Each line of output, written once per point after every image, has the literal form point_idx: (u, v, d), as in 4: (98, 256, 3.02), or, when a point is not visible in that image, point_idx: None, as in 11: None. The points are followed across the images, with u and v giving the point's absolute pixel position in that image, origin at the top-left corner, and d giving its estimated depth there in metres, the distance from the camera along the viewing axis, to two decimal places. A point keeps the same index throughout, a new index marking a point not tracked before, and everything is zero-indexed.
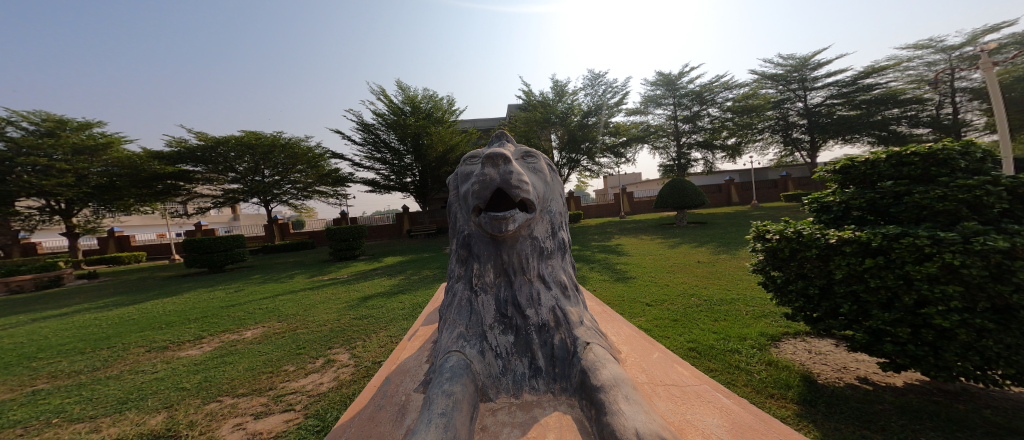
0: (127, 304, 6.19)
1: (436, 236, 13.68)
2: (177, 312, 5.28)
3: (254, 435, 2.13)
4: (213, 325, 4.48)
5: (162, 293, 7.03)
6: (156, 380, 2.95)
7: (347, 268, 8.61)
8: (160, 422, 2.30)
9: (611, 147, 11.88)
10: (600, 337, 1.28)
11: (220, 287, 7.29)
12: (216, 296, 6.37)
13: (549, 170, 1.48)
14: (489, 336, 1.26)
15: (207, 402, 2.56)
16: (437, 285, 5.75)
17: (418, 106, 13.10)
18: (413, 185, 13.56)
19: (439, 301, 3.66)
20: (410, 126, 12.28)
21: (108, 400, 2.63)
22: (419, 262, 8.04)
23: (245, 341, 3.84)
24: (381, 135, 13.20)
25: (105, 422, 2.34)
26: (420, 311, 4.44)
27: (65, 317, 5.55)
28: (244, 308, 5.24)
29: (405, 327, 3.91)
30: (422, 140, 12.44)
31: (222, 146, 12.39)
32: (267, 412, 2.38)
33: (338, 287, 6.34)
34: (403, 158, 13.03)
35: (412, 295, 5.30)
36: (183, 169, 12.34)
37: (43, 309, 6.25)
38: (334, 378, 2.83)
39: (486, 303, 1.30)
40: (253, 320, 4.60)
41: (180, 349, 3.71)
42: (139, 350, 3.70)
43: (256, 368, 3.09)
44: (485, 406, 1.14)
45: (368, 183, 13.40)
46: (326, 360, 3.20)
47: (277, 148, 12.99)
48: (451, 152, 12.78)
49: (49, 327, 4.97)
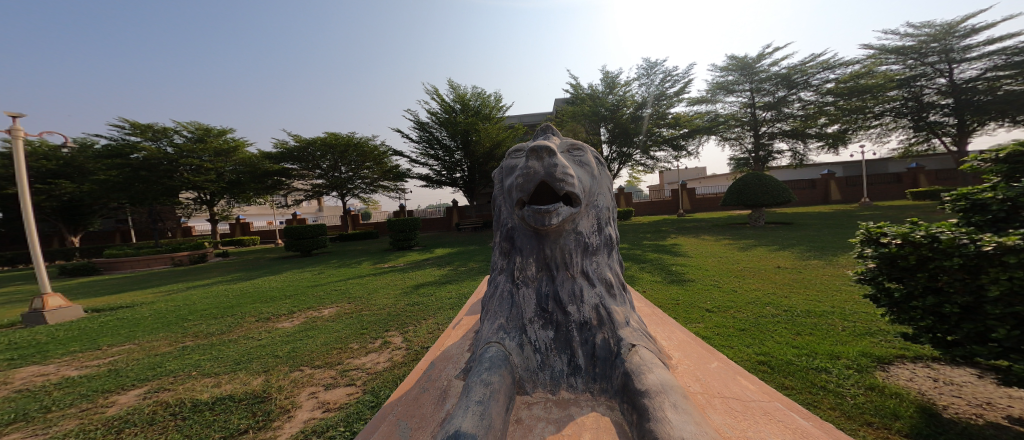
0: (243, 279, 7.18)
1: (482, 230, 14.01)
2: (272, 289, 6.02)
3: (323, 404, 2.34)
4: (302, 301, 5.02)
5: (267, 271, 8.13)
6: (260, 346, 3.37)
7: (404, 257, 9.14)
8: (260, 384, 2.62)
9: (669, 140, 11.33)
10: (647, 340, 1.22)
11: (309, 268, 8.19)
12: (306, 276, 7.15)
13: (596, 164, 1.44)
14: (529, 330, 1.27)
15: (292, 370, 2.86)
16: (483, 277, 5.89)
17: (468, 103, 13.44)
18: (462, 180, 14.02)
19: (485, 292, 3.73)
20: (460, 123, 12.61)
21: (226, 360, 3.05)
22: (465, 255, 8.29)
23: (323, 318, 4.25)
24: (434, 133, 13.72)
25: (223, 379, 2.71)
26: (465, 301, 4.58)
27: (209, 285, 6.74)
28: (323, 289, 5.82)
29: (452, 316, 4.05)
30: (471, 137, 12.72)
31: (311, 147, 13.80)
32: (335, 385, 2.60)
33: (396, 274, 6.78)
34: (453, 154, 13.47)
35: (459, 285, 5.48)
36: (285, 167, 14.01)
37: (195, 278, 7.75)
38: (388, 359, 3.02)
39: (526, 296, 1.31)
40: (330, 300, 5.07)
41: (276, 321, 4.19)
42: (251, 319, 4.26)
43: (329, 343, 3.40)
44: (521, 399, 1.15)
45: (423, 178, 14.08)
46: (383, 341, 3.42)
47: (351, 147, 14.15)
48: (497, 148, 12.96)
49: (196, 293, 6.04)
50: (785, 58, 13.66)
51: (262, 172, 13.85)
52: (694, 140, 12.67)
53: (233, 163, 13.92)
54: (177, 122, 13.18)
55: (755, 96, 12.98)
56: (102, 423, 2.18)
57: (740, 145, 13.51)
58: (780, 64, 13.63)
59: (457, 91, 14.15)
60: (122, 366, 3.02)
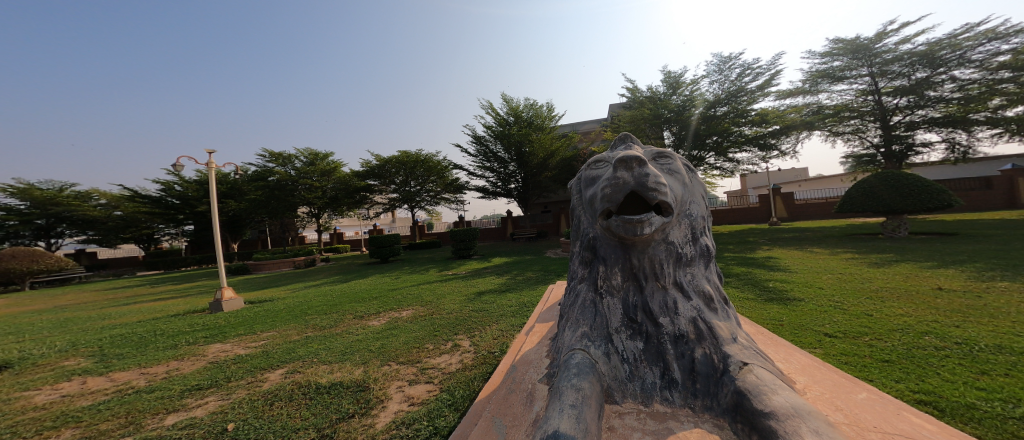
0: (342, 281, 8.17)
1: (538, 240, 14.03)
2: (362, 291, 6.75)
3: (407, 398, 2.53)
4: (386, 303, 5.52)
5: (357, 275, 9.14)
6: (357, 341, 3.78)
7: (465, 265, 9.52)
8: (360, 374, 2.94)
9: (754, 139, 10.02)
10: (760, 359, 1.09)
11: (390, 273, 9.00)
12: (387, 281, 7.85)
13: (686, 171, 1.36)
14: (615, 339, 1.23)
15: (382, 364, 3.16)
16: (541, 286, 5.86)
17: (520, 115, 13.63)
18: (516, 191, 14.22)
19: (550, 300, 3.71)
20: (513, 136, 12.82)
21: (335, 351, 3.48)
22: (523, 264, 8.37)
23: (403, 319, 4.62)
24: (490, 147, 14.00)
25: (335, 367, 3.11)
26: (525, 310, 4.60)
27: (317, 286, 7.82)
28: (401, 292, 6.33)
29: (514, 323, 4.10)
30: (525, 148, 12.91)
31: (388, 165, 15.29)
32: (417, 381, 2.81)
33: (459, 282, 7.09)
34: (507, 166, 13.73)
35: (518, 294, 5.53)
36: (369, 184, 15.69)
37: (309, 279, 9.08)
38: (459, 361, 3.17)
39: (610, 305, 1.28)
40: (406, 303, 5.49)
41: (366, 320, 4.67)
42: (348, 316, 4.81)
43: (409, 342, 3.67)
44: (611, 408, 1.11)
45: (480, 190, 14.59)
46: (453, 344, 3.60)
47: (419, 164, 15.42)
48: (550, 158, 13.10)
49: (311, 291, 7.09)
50: (918, 35, 11.37)
51: (353, 188, 15.73)
52: (788, 137, 11.18)
53: (334, 182, 15.87)
54: (298, 150, 15.78)
55: (878, 80, 10.99)
56: (260, 396, 2.64)
57: (863, 139, 11.49)
58: (908, 40, 11.35)
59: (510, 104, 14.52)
60: (270, 349, 3.64)
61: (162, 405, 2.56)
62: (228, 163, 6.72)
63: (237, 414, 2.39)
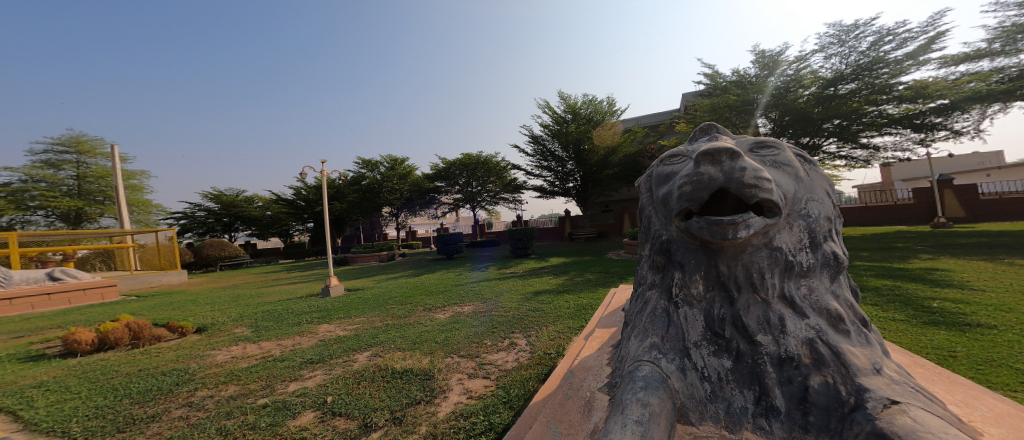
0: (413, 275, 8.79)
1: (597, 241, 13.65)
2: (429, 285, 7.17)
3: (466, 391, 2.60)
4: (449, 297, 5.78)
5: (424, 270, 9.73)
6: (426, 331, 4.00)
7: (522, 264, 9.59)
8: (426, 362, 3.11)
9: (904, 118, 8.16)
10: (909, 397, 0.88)
11: (453, 269, 9.43)
12: (452, 276, 8.23)
13: (798, 164, 1.20)
14: (695, 355, 1.15)
15: (445, 355, 3.30)
16: (599, 288, 5.68)
17: (578, 112, 13.40)
18: (575, 190, 13.93)
19: (613, 304, 3.55)
20: (571, 134, 12.68)
21: (408, 339, 3.75)
22: (582, 265, 8.17)
23: (464, 313, 4.78)
24: (548, 146, 13.91)
25: (408, 355, 3.31)
26: (583, 313, 4.47)
27: (392, 278, 8.56)
28: (462, 288, 6.58)
29: (572, 326, 4.00)
30: (584, 146, 12.70)
31: (452, 167, 16.03)
32: (475, 375, 2.87)
33: (517, 280, 7.15)
34: (566, 165, 13.52)
35: (575, 296, 5.41)
36: (437, 186, 16.65)
37: (387, 272, 9.93)
38: (516, 360, 3.17)
39: (693, 316, 1.20)
40: (466, 298, 5.66)
41: (433, 312, 4.91)
42: (420, 307, 5.16)
43: (470, 337, 3.78)
44: (684, 429, 1.04)
45: (538, 189, 14.63)
46: (509, 342, 3.61)
47: (479, 165, 15.89)
48: (612, 154, 12.71)
49: (395, 282, 7.87)
50: None
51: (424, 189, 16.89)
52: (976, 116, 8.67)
53: (410, 185, 17.29)
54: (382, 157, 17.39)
55: None
56: (351, 375, 2.95)
57: None
58: None
59: (568, 102, 14.31)
60: (360, 333, 4.10)
61: (289, 373, 3.10)
62: (328, 166, 7.66)
63: (335, 388, 2.73)
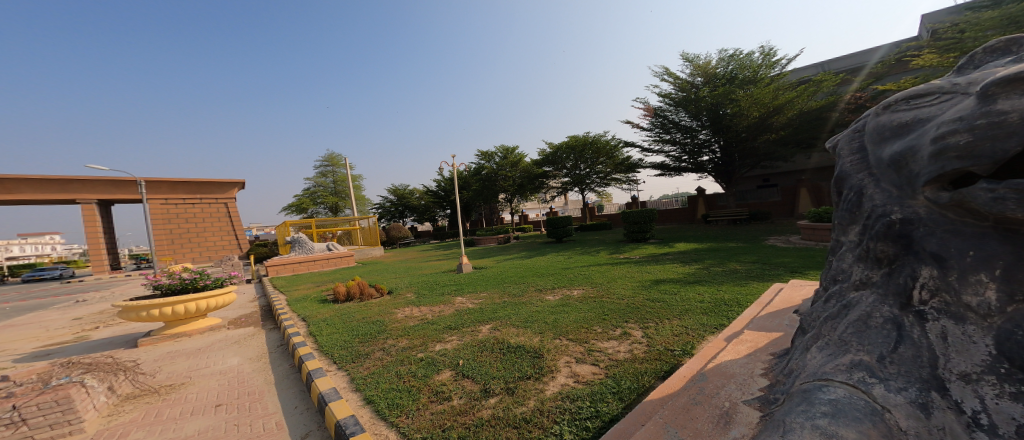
0: (528, 259, 9.41)
1: (744, 223, 11.88)
2: (541, 268, 7.72)
3: (574, 374, 2.92)
4: (560, 281, 6.13)
5: (538, 254, 10.28)
6: (535, 313, 4.56)
7: (639, 249, 9.04)
8: (538, 342, 3.62)
9: None
10: None
11: (567, 253, 9.64)
12: (564, 260, 8.44)
13: None
14: (950, 392, 0.87)
15: (555, 337, 3.69)
16: (748, 281, 4.90)
17: (712, 72, 11.62)
18: (711, 162, 12.53)
19: (767, 304, 3.01)
20: (705, 99, 11.06)
21: (521, 318, 4.43)
22: (721, 252, 7.15)
23: (575, 298, 5.04)
24: (670, 117, 12.50)
25: (521, 332, 4.02)
26: (721, 308, 3.96)
27: (515, 261, 9.38)
28: (575, 272, 6.85)
29: (704, 321, 3.61)
30: (723, 110, 10.96)
31: (559, 152, 15.93)
32: (582, 360, 3.14)
33: (634, 266, 6.82)
34: (697, 135, 12.02)
35: (710, 288, 4.85)
36: (545, 171, 16.79)
37: (506, 255, 10.84)
38: (629, 350, 3.21)
39: (962, 339, 0.89)
40: (575, 284, 5.86)
41: (545, 294, 5.43)
42: (532, 289, 5.87)
43: (579, 321, 4.08)
44: None
45: (659, 166, 13.47)
46: (623, 332, 3.62)
47: (586, 146, 15.45)
48: (775, 115, 10.54)
49: (516, 265, 8.59)
50: None
51: (533, 176, 17.52)
52: None
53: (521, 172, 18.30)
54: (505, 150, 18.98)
55: None
56: (476, 343, 3.88)
57: None
58: None
59: (696, 62, 12.48)
60: (485, 307, 5.19)
61: (435, 336, 4.31)
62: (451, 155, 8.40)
63: (463, 355, 3.63)
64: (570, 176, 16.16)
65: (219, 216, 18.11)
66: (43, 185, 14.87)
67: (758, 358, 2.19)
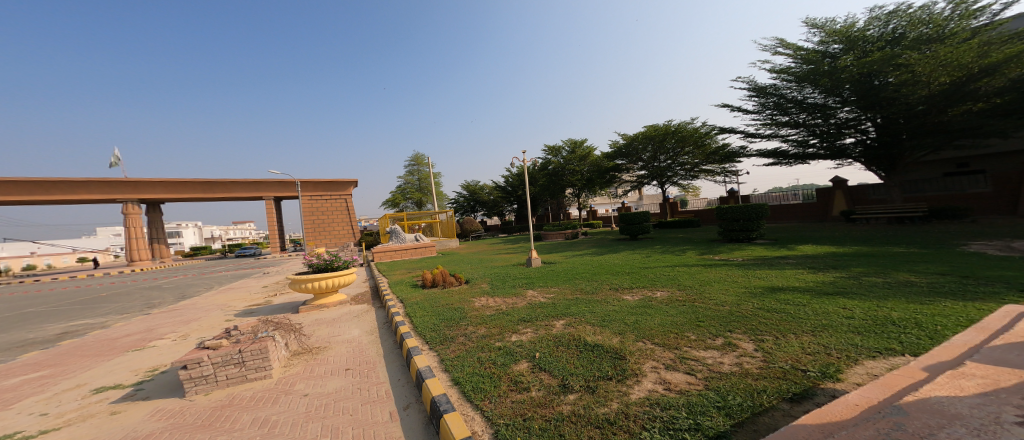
0: (608, 264, 9.58)
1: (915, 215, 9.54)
2: (616, 269, 8.78)
3: (665, 380, 2.92)
4: (640, 280, 7.13)
5: (616, 259, 10.32)
6: (614, 312, 5.18)
7: (741, 250, 8.12)
8: (618, 343, 3.85)
9: None
10: None
11: (650, 259, 9.44)
12: (645, 267, 8.51)
13: None
14: None
15: (637, 339, 3.95)
16: (909, 297, 4.06)
17: (855, 37, 9.68)
18: (854, 148, 10.56)
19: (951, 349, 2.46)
20: (850, 70, 9.15)
21: (598, 316, 5.02)
22: (880, 259, 5.83)
23: (658, 300, 5.55)
24: (789, 95, 10.97)
25: (598, 330, 4.40)
26: (885, 327, 3.40)
27: (595, 266, 9.56)
28: (655, 273, 7.75)
29: (848, 341, 3.23)
30: (879, 81, 9.05)
31: (634, 142, 14.43)
32: (674, 367, 3.15)
33: (736, 270, 6.80)
34: (837, 114, 10.18)
35: (850, 303, 4.20)
36: (617, 164, 15.59)
37: (586, 258, 11.10)
38: (735, 363, 3.12)
39: None
40: (662, 283, 6.68)
41: (623, 293, 6.34)
42: (607, 286, 6.90)
43: (666, 325, 4.29)
44: None
45: (775, 153, 11.76)
46: (726, 342, 3.60)
47: (669, 135, 13.65)
48: (973, 80, 8.09)
49: (597, 270, 8.77)
50: None
51: (602, 169, 16.28)
52: None
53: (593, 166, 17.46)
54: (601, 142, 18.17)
55: None
56: (552, 338, 4.28)
57: None
58: None
59: (828, 27, 10.69)
60: (558, 302, 6.03)
61: (511, 327, 4.90)
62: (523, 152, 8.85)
63: (539, 347, 4.01)
64: (649, 169, 14.75)
65: (343, 209, 21.33)
66: (253, 185, 20.37)
67: (1002, 401, 1.67)
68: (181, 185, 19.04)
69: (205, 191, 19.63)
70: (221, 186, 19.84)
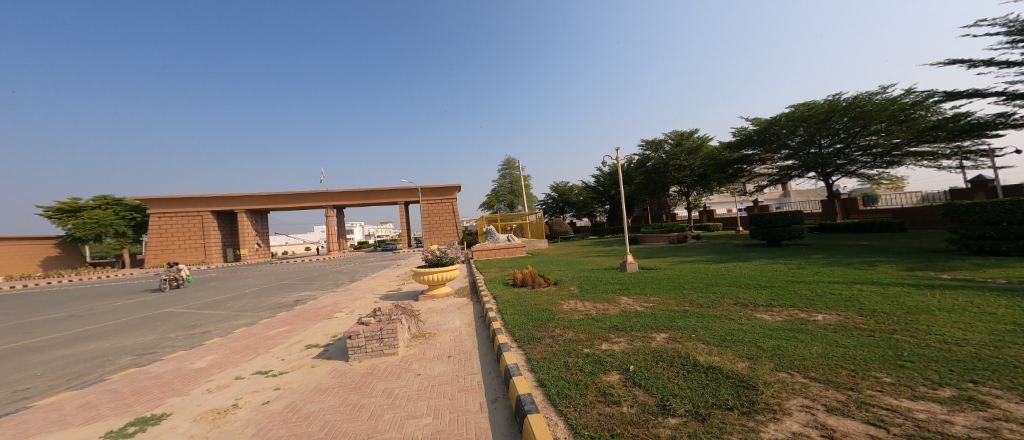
0: (750, 271, 7.92)
1: None
2: (749, 279, 7.02)
3: (825, 428, 1.93)
4: (781, 298, 5.14)
5: (757, 266, 8.53)
6: (739, 332, 3.69)
7: (992, 268, 5.59)
8: (744, 369, 2.74)
9: None
10: None
11: (810, 269, 7.52)
12: (804, 279, 6.68)
13: None
14: None
15: (778, 370, 2.71)
16: None
17: None
18: None
19: None
20: None
21: (714, 334, 3.63)
22: None
23: (816, 324, 3.84)
24: None
25: (715, 350, 3.20)
26: None
27: (728, 272, 7.97)
28: (811, 289, 5.73)
29: None
30: None
31: (775, 125, 11.45)
32: (846, 413, 2.05)
33: (971, 295, 4.65)
34: None
35: None
36: (746, 154, 12.63)
37: (721, 262, 9.54)
38: (984, 430, 1.78)
39: None
40: (820, 305, 4.69)
41: (756, 311, 4.55)
42: (728, 302, 5.09)
43: (832, 358, 2.82)
44: None
45: None
46: (962, 396, 2.12)
47: (835, 112, 10.10)
48: None
49: (743, 277, 7.26)
50: None
51: (724, 162, 13.43)
52: None
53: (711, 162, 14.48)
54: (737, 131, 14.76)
55: None
56: (650, 351, 3.30)
57: None
58: None
59: None
60: (655, 314, 4.59)
61: (601, 334, 3.93)
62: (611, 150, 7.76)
63: (636, 360, 3.11)
64: (800, 158, 11.42)
65: (445, 212, 22.57)
66: (390, 191, 22.92)
67: None
68: (351, 193, 22.31)
69: (355, 197, 22.96)
70: (368, 195, 22.89)
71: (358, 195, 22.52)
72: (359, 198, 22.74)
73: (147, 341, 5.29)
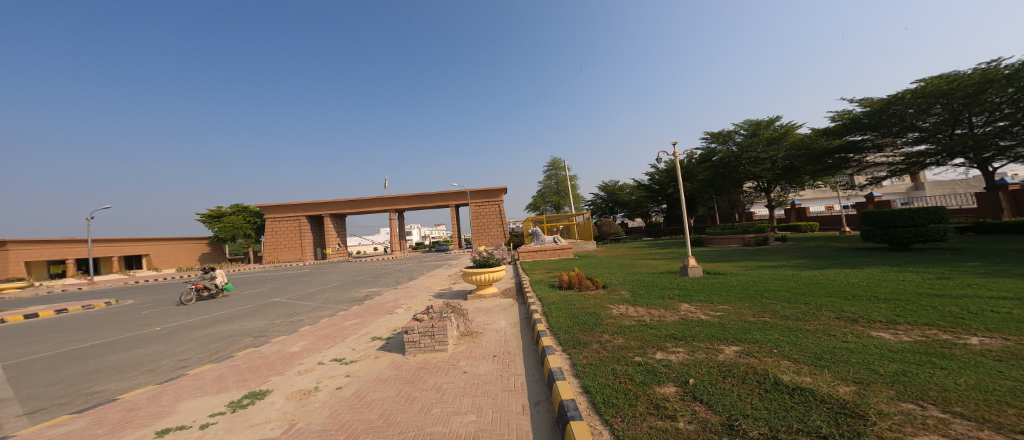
0: (870, 279, 6.43)
1: None
2: (866, 288, 5.58)
3: None
4: (911, 313, 3.59)
5: (876, 273, 6.92)
6: (844, 350, 2.44)
7: None
8: (846, 393, 1.76)
9: None
10: None
11: (963, 279, 5.89)
12: (962, 289, 5.19)
13: None
14: None
15: (903, 399, 1.67)
16: None
17: None
18: None
19: None
20: None
21: (806, 350, 2.46)
22: None
23: (979, 348, 2.43)
24: None
25: (807, 370, 2.11)
26: None
27: (835, 279, 6.51)
28: (955, 305, 4.03)
29: None
30: None
31: (897, 104, 9.49)
32: None
33: None
34: None
35: None
36: (852, 140, 10.66)
37: (828, 267, 7.99)
38: None
39: None
40: (969, 323, 3.18)
41: (869, 329, 3.20)
42: (827, 315, 3.73)
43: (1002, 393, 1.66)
44: None
45: None
46: None
47: (991, 81, 8.13)
48: None
49: (864, 285, 5.86)
50: None
51: (820, 151, 11.49)
52: None
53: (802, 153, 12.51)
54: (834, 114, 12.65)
55: None
56: (715, 364, 2.32)
57: None
58: None
59: None
60: (726, 324, 3.43)
61: (655, 342, 2.94)
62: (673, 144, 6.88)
63: (695, 373, 2.18)
64: (937, 141, 9.37)
65: (494, 214, 22.20)
66: (443, 196, 22.94)
67: None
68: (411, 196, 22.63)
69: (416, 201, 23.38)
70: (423, 198, 23.09)
71: (416, 199, 22.80)
72: (418, 202, 23.08)
73: (261, 325, 5.23)
